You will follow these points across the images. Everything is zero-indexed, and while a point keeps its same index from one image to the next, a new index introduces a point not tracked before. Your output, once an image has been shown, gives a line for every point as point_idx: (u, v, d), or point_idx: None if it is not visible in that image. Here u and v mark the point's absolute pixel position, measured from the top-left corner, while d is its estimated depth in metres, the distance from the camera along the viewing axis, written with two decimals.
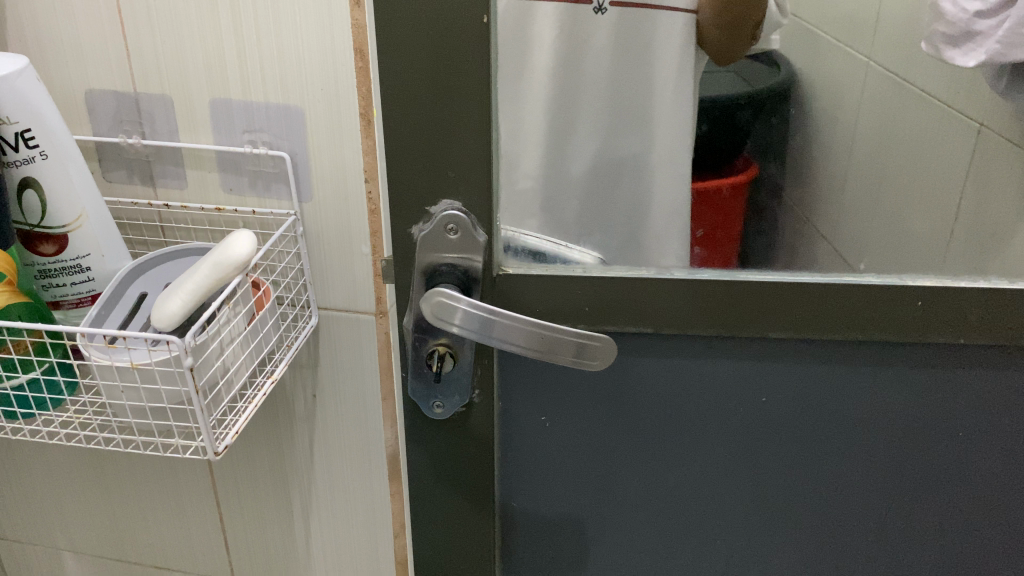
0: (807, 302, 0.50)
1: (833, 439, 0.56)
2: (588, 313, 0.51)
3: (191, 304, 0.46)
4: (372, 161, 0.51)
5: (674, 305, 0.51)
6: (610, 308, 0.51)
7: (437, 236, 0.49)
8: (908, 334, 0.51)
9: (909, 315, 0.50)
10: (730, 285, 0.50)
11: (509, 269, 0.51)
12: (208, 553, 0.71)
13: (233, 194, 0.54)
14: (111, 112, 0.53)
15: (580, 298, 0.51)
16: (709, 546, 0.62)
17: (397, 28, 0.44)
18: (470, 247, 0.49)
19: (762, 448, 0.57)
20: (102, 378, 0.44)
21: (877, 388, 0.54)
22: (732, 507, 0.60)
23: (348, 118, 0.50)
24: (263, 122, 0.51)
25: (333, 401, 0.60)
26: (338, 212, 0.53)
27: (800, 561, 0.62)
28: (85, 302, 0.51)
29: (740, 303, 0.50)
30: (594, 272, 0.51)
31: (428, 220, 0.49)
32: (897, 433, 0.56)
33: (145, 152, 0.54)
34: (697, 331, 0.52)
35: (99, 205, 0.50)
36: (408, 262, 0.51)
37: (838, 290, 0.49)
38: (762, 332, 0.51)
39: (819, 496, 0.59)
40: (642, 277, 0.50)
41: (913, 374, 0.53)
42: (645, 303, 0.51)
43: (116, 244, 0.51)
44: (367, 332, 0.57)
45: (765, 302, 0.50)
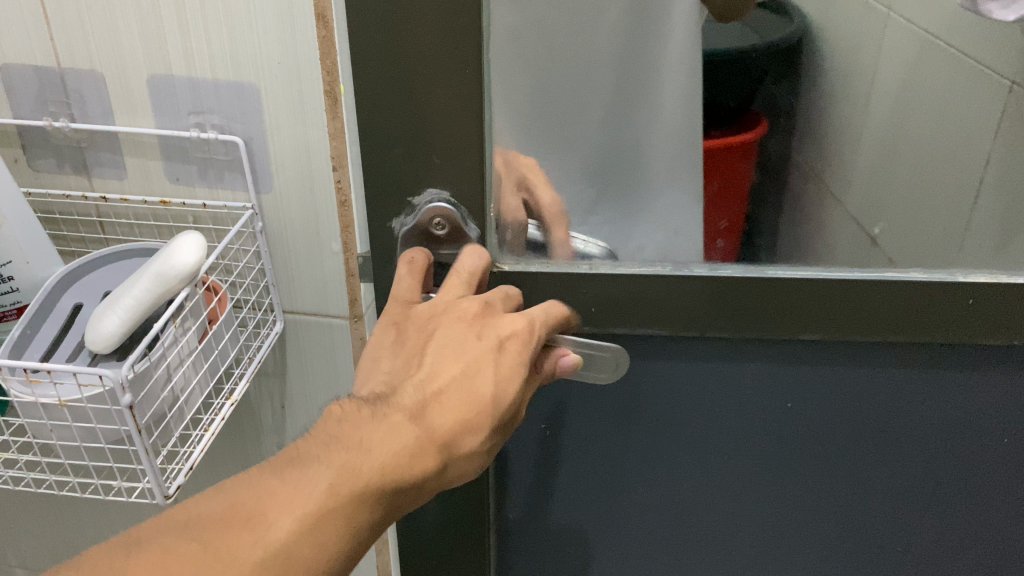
0: (848, 302, 0.44)
1: (859, 439, 0.52)
2: (593, 315, 0.45)
3: (133, 323, 0.39)
4: (341, 146, 0.44)
5: (693, 305, 0.45)
6: (620, 311, 0.45)
7: (422, 230, 0.42)
8: (954, 335, 0.46)
9: (955, 313, 0.45)
10: (758, 283, 0.44)
11: (505, 266, 0.44)
12: None
13: (181, 184, 0.47)
14: (34, 91, 0.45)
15: (585, 298, 0.45)
16: (718, 551, 0.58)
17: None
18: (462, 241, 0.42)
19: (783, 450, 0.53)
20: (24, 418, 0.37)
21: (907, 386, 0.49)
22: (744, 511, 0.55)
23: (312, 97, 0.43)
24: (211, 103, 0.44)
25: (304, 410, 0.54)
26: (303, 204, 0.46)
27: (817, 564, 0.58)
28: (10, 316, 0.44)
29: (768, 303, 0.45)
30: (601, 269, 0.44)
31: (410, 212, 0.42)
32: (925, 430, 0.51)
33: (76, 137, 0.47)
34: (716, 333, 0.46)
35: (19, 202, 0.43)
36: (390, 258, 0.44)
37: (880, 288, 0.44)
38: (793, 333, 0.46)
39: (839, 498, 0.54)
40: (658, 273, 0.44)
41: (953, 372, 0.48)
42: (660, 303, 0.45)
43: (44, 247, 0.44)
44: (341, 338, 0.51)
45: (795, 301, 0.45)
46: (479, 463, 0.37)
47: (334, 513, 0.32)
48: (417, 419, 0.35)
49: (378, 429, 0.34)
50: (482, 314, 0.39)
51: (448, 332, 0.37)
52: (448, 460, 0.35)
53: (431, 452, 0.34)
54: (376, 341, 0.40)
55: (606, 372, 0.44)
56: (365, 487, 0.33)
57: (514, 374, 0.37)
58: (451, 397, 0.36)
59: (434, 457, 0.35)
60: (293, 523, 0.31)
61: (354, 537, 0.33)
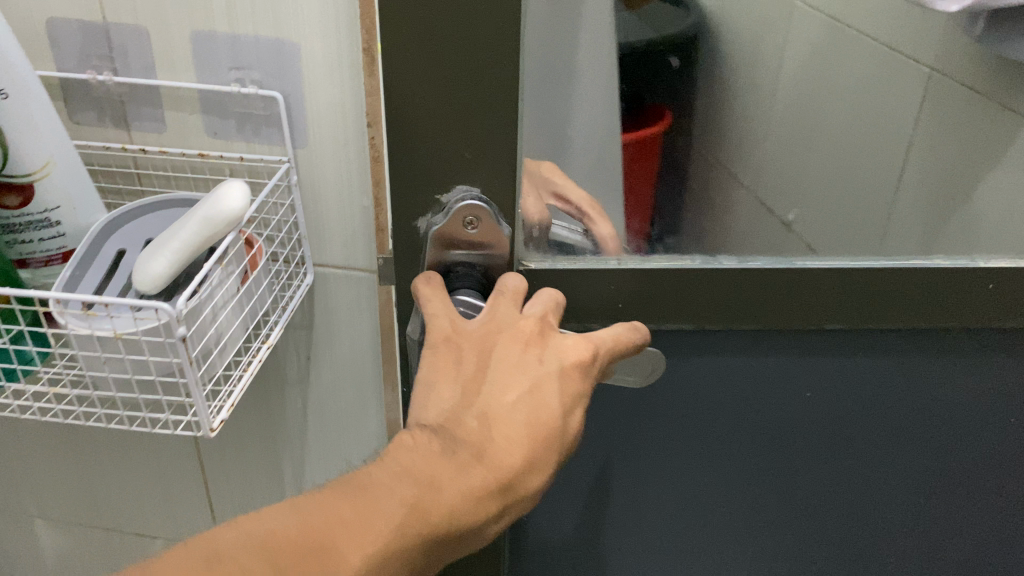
0: (853, 290, 0.51)
1: (840, 386, 0.57)
2: (620, 309, 0.50)
3: (179, 265, 0.41)
4: (376, 103, 0.46)
5: (726, 297, 0.50)
6: (661, 305, 0.50)
7: (454, 228, 0.44)
8: (938, 318, 0.53)
9: (944, 299, 0.52)
10: (789, 274, 0.50)
11: (530, 264, 0.47)
12: (191, 520, 0.68)
13: (218, 139, 0.49)
14: (77, 44, 0.47)
15: (619, 293, 0.49)
16: (714, 500, 0.62)
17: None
18: (492, 239, 0.45)
19: (771, 399, 0.57)
20: (79, 350, 0.39)
21: (886, 357, 0.55)
22: (738, 457, 0.60)
23: (350, 54, 0.45)
24: (251, 59, 0.46)
25: (328, 363, 0.57)
26: (337, 160, 0.48)
27: (803, 502, 0.63)
28: (55, 260, 0.46)
29: (785, 293, 0.50)
30: (640, 264, 0.49)
31: (441, 212, 0.44)
32: (904, 385, 0.57)
33: (118, 91, 0.48)
34: (733, 323, 0.51)
35: (68, 150, 0.44)
36: (414, 251, 0.46)
37: (889, 277, 0.50)
38: (816, 322, 0.52)
39: (824, 440, 0.59)
40: (689, 269, 0.49)
41: (924, 342, 0.55)
42: (687, 296, 0.50)
43: (89, 194, 0.46)
44: (368, 291, 0.53)
45: (817, 290, 0.50)
46: (531, 498, 0.40)
47: (399, 546, 0.35)
48: (485, 450, 0.38)
49: (447, 467, 0.37)
50: (545, 343, 0.41)
51: (514, 358, 0.40)
52: (507, 496, 0.38)
53: (492, 490, 0.37)
54: (429, 356, 0.40)
55: (639, 375, 0.51)
56: (432, 524, 0.36)
57: (571, 406, 0.40)
58: (516, 433, 0.38)
59: (493, 495, 0.38)
60: (364, 557, 0.34)
61: (412, 566, 0.36)
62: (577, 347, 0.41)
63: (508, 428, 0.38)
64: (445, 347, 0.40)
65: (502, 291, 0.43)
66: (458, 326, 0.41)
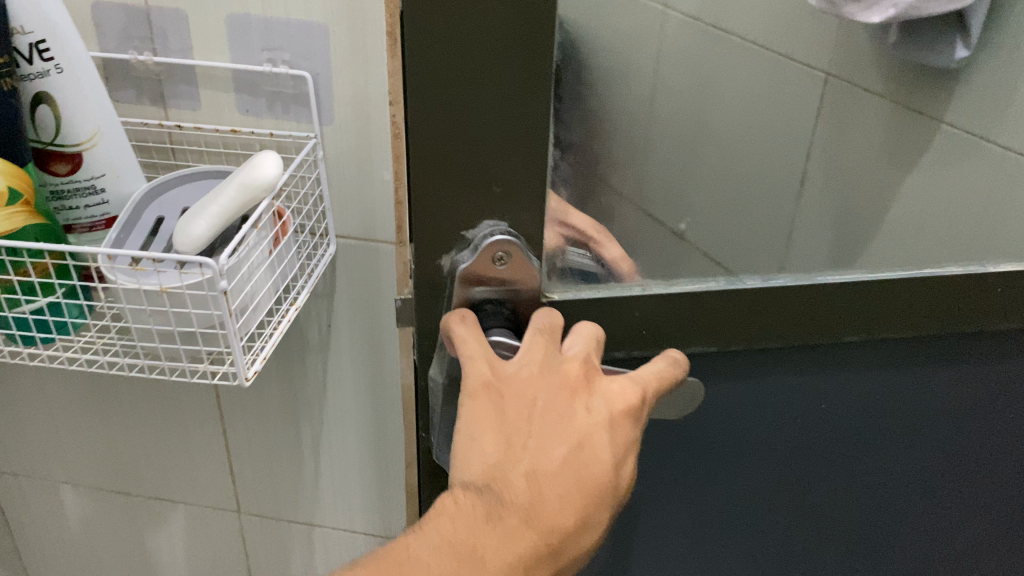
0: (867, 303, 0.51)
1: (846, 390, 0.58)
2: (642, 336, 0.48)
3: (218, 228, 0.45)
4: (398, 84, 0.50)
5: (745, 318, 0.50)
6: (690, 327, 0.49)
7: (482, 265, 0.42)
8: (944, 321, 0.54)
9: (952, 304, 0.53)
10: (812, 291, 0.50)
11: (554, 296, 0.45)
12: (211, 485, 0.72)
13: (249, 115, 0.52)
14: (119, 26, 0.50)
15: (641, 319, 0.48)
16: (726, 498, 0.62)
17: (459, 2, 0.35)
18: (521, 272, 0.43)
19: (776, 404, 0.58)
20: (127, 304, 0.43)
21: (891, 363, 0.56)
22: (747, 462, 0.60)
23: (375, 37, 0.48)
24: (283, 41, 0.49)
25: (347, 331, 0.60)
26: (360, 136, 0.52)
27: None
28: (99, 227, 0.49)
29: (802, 310, 0.51)
30: (666, 290, 0.48)
31: (470, 248, 0.42)
32: (908, 390, 0.58)
33: (156, 70, 0.52)
34: (753, 342, 0.51)
35: (114, 124, 0.48)
36: (436, 288, 0.44)
37: (903, 289, 0.51)
38: (837, 337, 0.52)
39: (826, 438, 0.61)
40: (710, 290, 0.49)
41: (927, 347, 0.56)
42: (708, 319, 0.49)
43: (131, 166, 0.49)
44: (386, 261, 0.57)
45: (837, 304, 0.51)
46: (585, 550, 0.40)
47: None
48: (534, 515, 0.37)
49: (497, 534, 0.37)
50: (590, 391, 0.40)
51: (561, 411, 0.39)
52: (559, 552, 0.38)
53: (544, 552, 0.38)
54: (468, 408, 0.38)
55: (676, 407, 0.50)
56: None
57: (618, 459, 0.40)
58: (566, 493, 0.38)
59: (545, 556, 0.38)
60: None
61: None
62: (620, 397, 0.41)
63: (557, 490, 0.38)
64: (486, 395, 0.38)
65: (541, 335, 0.41)
66: (497, 371, 0.39)
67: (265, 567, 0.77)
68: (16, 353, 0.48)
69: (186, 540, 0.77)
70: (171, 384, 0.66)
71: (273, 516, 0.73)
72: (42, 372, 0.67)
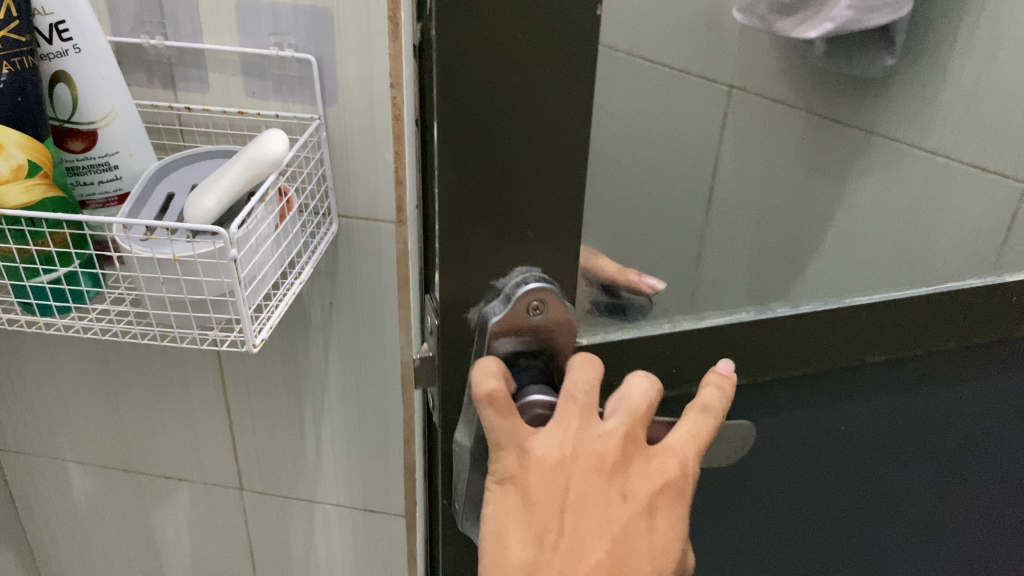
0: (884, 322, 0.54)
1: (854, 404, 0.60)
2: (676, 374, 0.48)
3: (227, 203, 0.47)
4: (398, 66, 0.52)
5: (776, 346, 0.51)
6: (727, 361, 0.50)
7: (516, 314, 0.41)
8: (951, 334, 0.57)
9: (956, 317, 0.57)
10: (835, 315, 0.52)
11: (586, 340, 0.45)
12: (214, 462, 0.74)
13: (256, 98, 0.55)
14: (132, 11, 0.52)
15: (675, 357, 0.48)
16: None
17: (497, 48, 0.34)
18: (553, 320, 0.42)
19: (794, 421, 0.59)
20: (141, 272, 0.45)
21: (905, 377, 0.59)
22: (748, 462, 0.59)
23: (378, 22, 0.51)
24: (290, 26, 0.51)
25: (349, 309, 0.62)
26: (363, 118, 0.54)
27: None
28: (111, 203, 0.51)
29: (828, 334, 0.53)
30: (695, 325, 0.48)
31: (499, 300, 0.41)
32: (910, 398, 0.61)
33: (167, 54, 0.54)
34: (784, 369, 0.53)
35: (128, 104, 0.50)
36: (462, 345, 0.43)
37: (913, 306, 0.55)
38: (857, 357, 0.55)
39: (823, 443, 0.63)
40: (744, 321, 0.50)
41: (936, 361, 0.59)
42: (742, 350, 0.50)
43: (143, 145, 0.51)
44: (387, 240, 0.59)
45: (857, 324, 0.53)
46: None
47: None
48: None
49: None
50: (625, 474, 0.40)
51: (592, 500, 0.39)
52: None
53: None
54: (501, 498, 0.39)
55: (732, 449, 0.53)
56: None
57: (659, 541, 0.40)
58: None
59: None
60: None
61: None
62: (656, 476, 0.40)
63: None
64: (515, 490, 0.39)
65: (575, 409, 0.40)
66: (526, 458, 0.39)
67: (267, 544, 0.79)
68: (34, 322, 0.51)
69: (190, 517, 0.79)
70: (178, 361, 0.68)
71: (275, 492, 0.75)
72: (53, 350, 0.69)
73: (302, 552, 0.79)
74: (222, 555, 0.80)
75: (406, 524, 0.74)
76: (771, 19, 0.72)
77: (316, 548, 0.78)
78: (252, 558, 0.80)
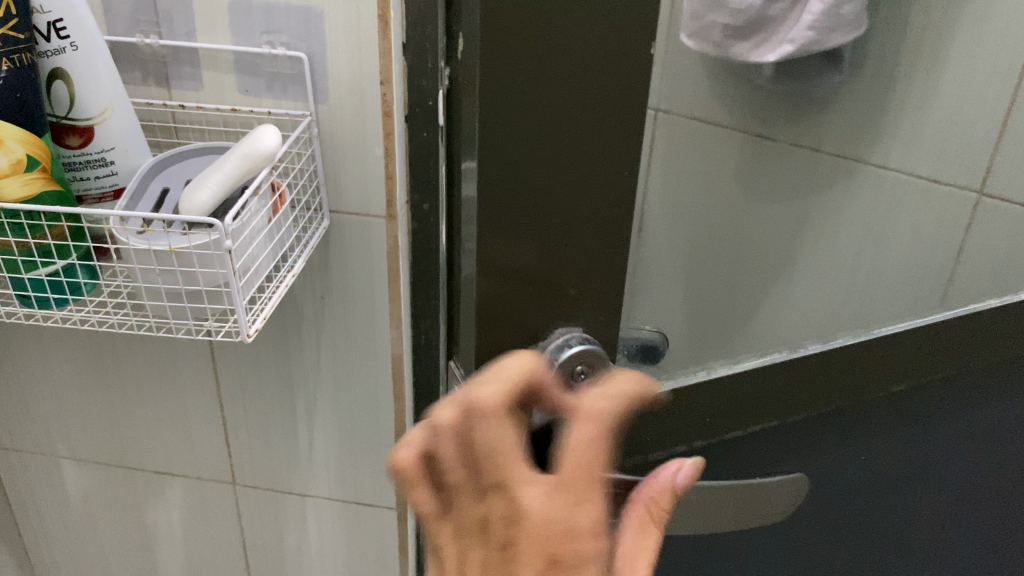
0: (905, 352, 0.55)
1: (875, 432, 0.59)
2: (709, 423, 0.48)
3: (221, 196, 0.48)
4: (388, 63, 0.53)
5: (806, 385, 0.51)
6: (774, 402, 0.51)
7: (561, 382, 0.39)
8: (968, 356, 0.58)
9: (971, 342, 0.58)
10: (858, 348, 0.53)
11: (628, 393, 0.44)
12: (208, 458, 0.75)
13: (249, 95, 0.56)
14: (127, 11, 0.54)
15: (708, 406, 0.48)
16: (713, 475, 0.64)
17: (535, 110, 0.34)
18: (601, 384, 0.40)
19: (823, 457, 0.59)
20: (138, 264, 0.47)
21: (923, 402, 0.60)
22: None
23: (367, 19, 0.52)
24: (282, 24, 0.53)
25: (340, 304, 0.63)
26: (353, 114, 0.55)
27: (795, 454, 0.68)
28: (107, 198, 0.52)
29: (852, 369, 0.53)
30: (729, 369, 0.49)
31: (545, 366, 0.37)
32: (925, 424, 0.62)
33: (161, 53, 0.55)
34: (813, 407, 0.53)
35: (124, 101, 0.51)
36: (505, 414, 0.38)
37: (930, 333, 0.56)
38: (880, 387, 0.55)
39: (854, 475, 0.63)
40: (774, 362, 0.50)
41: (953, 385, 0.60)
42: (774, 392, 0.50)
43: (139, 141, 0.53)
44: (377, 234, 0.60)
45: (886, 357, 0.54)
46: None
47: None
48: None
49: None
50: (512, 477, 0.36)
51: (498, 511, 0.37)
52: None
53: None
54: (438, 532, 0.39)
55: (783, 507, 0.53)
56: None
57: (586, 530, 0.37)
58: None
59: None
60: None
61: None
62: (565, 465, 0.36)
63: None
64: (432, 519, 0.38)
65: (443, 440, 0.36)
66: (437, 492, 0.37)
67: (260, 539, 0.80)
68: (32, 315, 0.52)
69: (183, 513, 0.80)
70: (171, 357, 0.69)
71: (268, 487, 0.76)
72: (47, 347, 0.69)
73: (295, 546, 0.80)
74: (216, 550, 0.81)
75: (397, 517, 0.75)
76: (725, 44, 0.72)
77: (308, 542, 0.79)
78: (245, 552, 0.81)
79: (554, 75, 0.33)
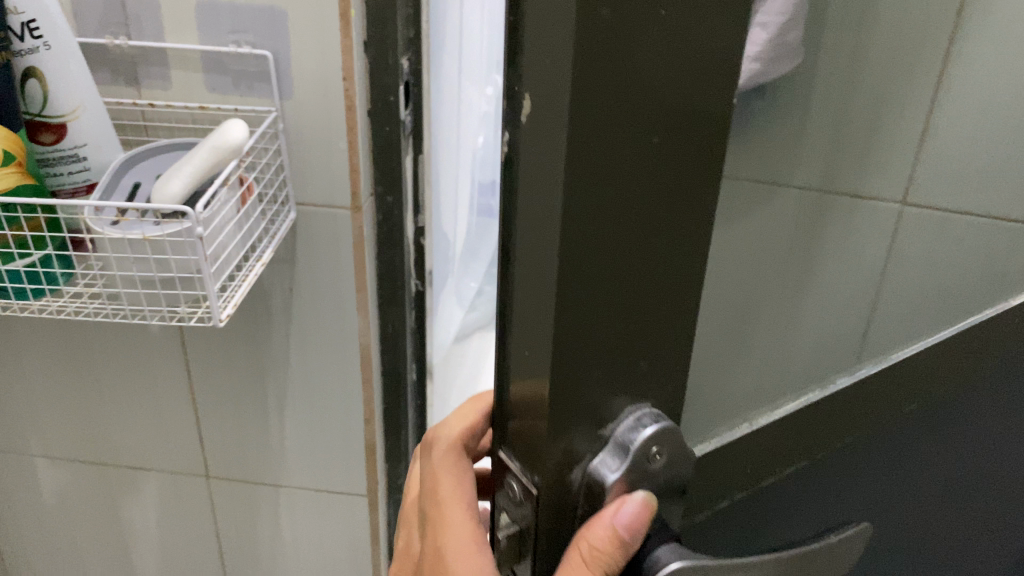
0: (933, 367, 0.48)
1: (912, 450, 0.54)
2: (747, 476, 0.40)
3: (191, 187, 0.50)
4: (350, 60, 0.56)
5: (845, 419, 0.44)
6: (831, 439, 0.43)
7: (638, 469, 0.29)
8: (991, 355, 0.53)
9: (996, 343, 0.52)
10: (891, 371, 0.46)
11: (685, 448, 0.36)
12: (183, 451, 0.77)
13: (216, 93, 0.58)
14: (97, 14, 0.56)
15: (749, 459, 0.39)
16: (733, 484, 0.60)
17: (608, 97, 0.22)
18: (679, 459, 0.31)
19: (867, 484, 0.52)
20: (113, 252, 0.49)
21: (950, 410, 0.54)
22: None
23: (329, 18, 0.55)
24: (248, 24, 0.55)
25: (308, 294, 0.66)
26: (318, 110, 0.58)
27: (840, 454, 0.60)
28: (81, 192, 0.54)
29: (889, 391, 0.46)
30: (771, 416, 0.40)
31: (612, 450, 0.29)
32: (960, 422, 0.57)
33: (131, 53, 0.57)
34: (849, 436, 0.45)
35: (95, 99, 0.53)
36: (564, 509, 0.30)
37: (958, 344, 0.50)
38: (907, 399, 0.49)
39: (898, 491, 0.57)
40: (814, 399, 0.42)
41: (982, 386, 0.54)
42: (816, 433, 0.42)
43: (110, 138, 0.55)
44: (343, 226, 0.62)
45: (924, 372, 0.48)
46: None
47: None
48: None
49: None
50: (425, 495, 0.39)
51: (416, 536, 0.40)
52: None
53: None
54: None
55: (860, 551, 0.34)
56: None
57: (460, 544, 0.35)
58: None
59: None
60: None
61: None
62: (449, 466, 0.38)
63: None
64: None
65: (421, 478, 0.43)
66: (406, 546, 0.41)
67: (234, 530, 0.82)
68: (9, 308, 0.54)
69: (157, 507, 0.81)
70: (143, 352, 0.70)
71: (241, 478, 0.78)
72: (18, 346, 0.71)
73: (270, 535, 0.81)
74: (191, 543, 0.83)
75: (369, 503, 0.78)
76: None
77: (282, 532, 0.81)
78: (220, 544, 0.83)
79: (621, 48, 0.22)
